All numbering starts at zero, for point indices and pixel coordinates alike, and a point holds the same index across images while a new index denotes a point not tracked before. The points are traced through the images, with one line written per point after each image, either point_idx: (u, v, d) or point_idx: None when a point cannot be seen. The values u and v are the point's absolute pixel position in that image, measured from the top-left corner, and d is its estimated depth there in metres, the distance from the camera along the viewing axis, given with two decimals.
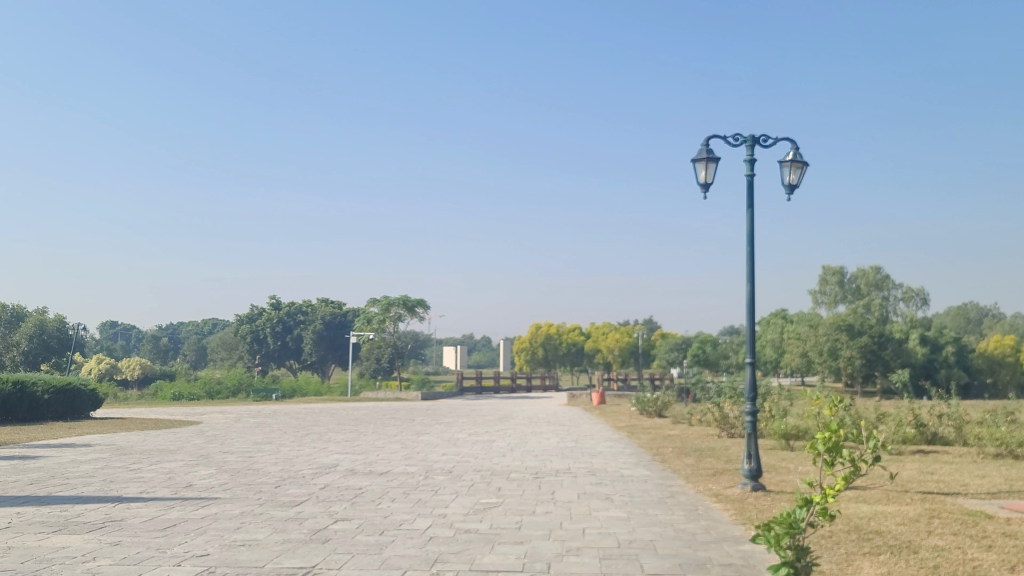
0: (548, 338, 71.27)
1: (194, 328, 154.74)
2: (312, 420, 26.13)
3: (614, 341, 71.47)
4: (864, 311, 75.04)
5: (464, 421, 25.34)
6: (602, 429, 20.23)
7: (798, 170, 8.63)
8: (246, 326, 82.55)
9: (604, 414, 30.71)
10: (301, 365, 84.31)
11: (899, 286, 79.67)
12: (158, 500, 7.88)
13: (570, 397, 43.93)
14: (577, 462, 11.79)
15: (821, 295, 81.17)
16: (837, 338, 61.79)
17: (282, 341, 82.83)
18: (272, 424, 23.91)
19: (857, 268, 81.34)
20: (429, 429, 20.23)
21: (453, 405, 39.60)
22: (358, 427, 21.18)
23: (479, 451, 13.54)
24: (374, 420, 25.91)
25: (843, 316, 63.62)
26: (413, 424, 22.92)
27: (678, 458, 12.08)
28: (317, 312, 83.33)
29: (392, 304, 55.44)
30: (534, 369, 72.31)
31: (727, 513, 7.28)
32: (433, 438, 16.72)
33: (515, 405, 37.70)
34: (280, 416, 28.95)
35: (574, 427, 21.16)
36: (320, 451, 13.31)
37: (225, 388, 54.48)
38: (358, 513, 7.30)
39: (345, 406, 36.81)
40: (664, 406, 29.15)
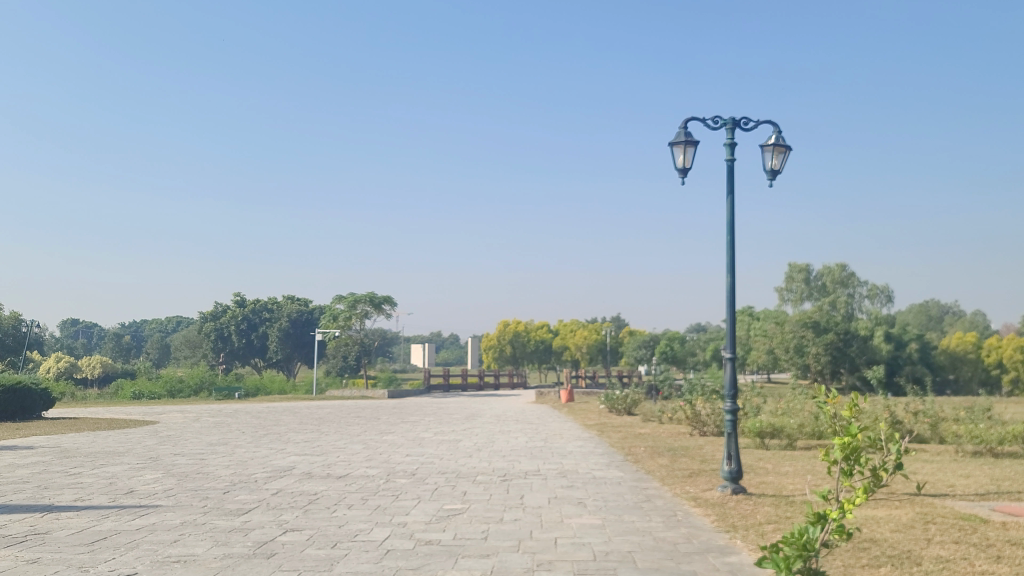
0: (516, 336, 70.76)
1: (156, 326, 152.27)
2: (274, 419, 25.37)
3: (583, 338, 71.26)
4: (830, 308, 75.46)
5: (430, 419, 24.75)
6: (571, 427, 19.74)
7: (780, 153, 8.19)
8: (210, 324, 81.25)
9: (572, 412, 30.27)
10: (266, 363, 83.09)
11: (864, 283, 80.19)
12: (92, 509, 7.23)
13: (538, 395, 43.43)
14: (547, 463, 11.27)
15: (787, 293, 81.49)
16: (803, 335, 62.03)
17: (247, 339, 81.63)
18: (231, 423, 23.14)
19: (823, 265, 81.78)
20: (394, 428, 19.62)
21: (420, 404, 38.95)
22: (320, 427, 20.51)
23: (444, 451, 13.00)
24: (337, 419, 25.19)
25: (810, 313, 63.85)
26: (378, 423, 22.29)
27: (651, 458, 11.62)
28: (283, 309, 82.22)
29: (359, 300, 54.66)
30: (502, 367, 71.80)
31: (708, 519, 6.80)
32: (397, 438, 16.12)
33: (483, 403, 37.18)
34: (242, 415, 28.14)
35: (543, 426, 20.64)
36: (276, 453, 12.67)
37: (186, 387, 53.32)
38: (310, 522, 6.72)
39: (309, 404, 36.03)
40: (633, 404, 28.78)
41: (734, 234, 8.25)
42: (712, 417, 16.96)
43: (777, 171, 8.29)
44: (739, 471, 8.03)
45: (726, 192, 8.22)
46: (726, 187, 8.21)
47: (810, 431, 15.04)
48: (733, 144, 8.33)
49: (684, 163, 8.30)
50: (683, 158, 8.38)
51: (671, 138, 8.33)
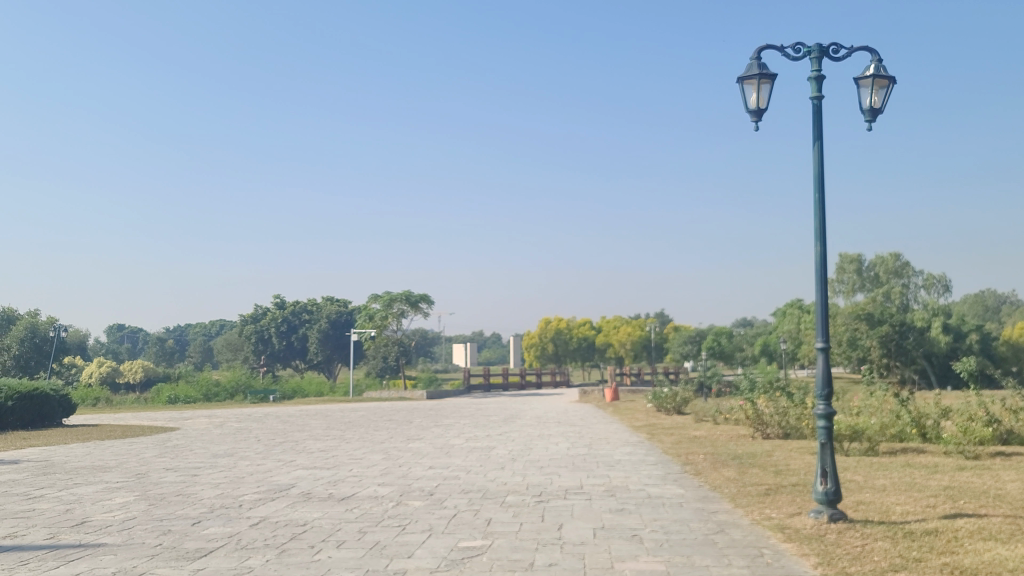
0: (558, 333, 69.06)
1: (200, 329, 153.08)
2: (302, 424, 23.98)
3: (626, 335, 69.50)
4: (883, 299, 72.64)
5: (466, 422, 23.16)
6: (619, 430, 18.00)
7: (882, 86, 6.35)
8: (251, 326, 80.59)
9: (618, 411, 28.51)
10: (307, 365, 82.40)
11: (919, 273, 77.14)
12: (13, 553, 5.70)
13: (581, 394, 41.66)
14: (591, 477, 9.56)
15: (838, 284, 78.81)
16: (857, 327, 59.72)
17: (287, 341, 80.88)
18: (254, 430, 21.71)
19: (875, 255, 78.81)
20: (427, 433, 18.05)
21: (458, 404, 37.44)
22: (345, 433, 19.00)
23: (474, 463, 11.35)
24: (368, 423, 23.70)
25: (863, 305, 61.43)
26: (410, 427, 20.77)
27: (717, 468, 9.89)
28: (323, 310, 81.47)
29: (395, 299, 53.35)
30: (544, 365, 70.17)
31: (810, 564, 5.06)
32: (427, 445, 14.53)
33: (524, 403, 35.60)
34: (272, 420, 26.84)
35: (588, 429, 18.92)
36: (282, 467, 11.10)
37: (222, 390, 52.50)
38: (280, 573, 5.09)
39: (343, 407, 34.62)
40: (683, 403, 26.96)
41: (823, 190, 6.50)
42: (777, 417, 15.15)
43: (879, 111, 6.48)
44: (839, 490, 6.30)
45: (812, 137, 6.50)
46: (812, 132, 6.48)
47: (892, 432, 13.18)
48: (818, 76, 6.57)
49: (759, 103, 6.62)
50: (756, 98, 6.69)
51: (741, 72, 6.67)
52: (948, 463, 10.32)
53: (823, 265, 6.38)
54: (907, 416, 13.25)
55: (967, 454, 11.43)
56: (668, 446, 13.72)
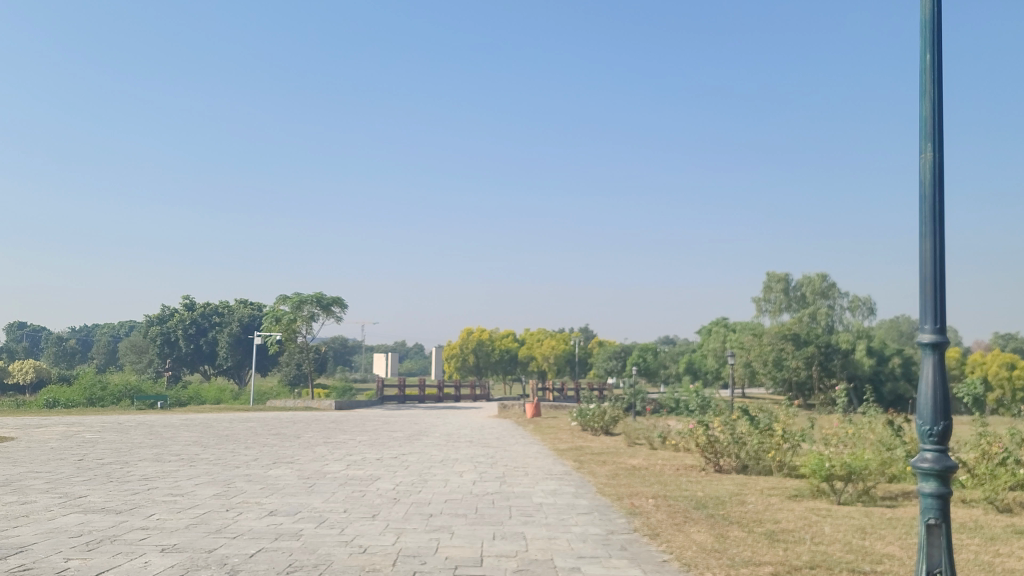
0: (480, 344, 65.87)
1: (108, 330, 145.26)
2: (167, 437, 20.24)
3: (550, 348, 66.89)
4: (810, 320, 71.61)
5: (364, 439, 19.79)
6: (541, 456, 14.91)
7: None
8: (156, 328, 75.12)
9: (539, 430, 25.52)
10: (215, 370, 77.35)
11: (845, 295, 76.30)
12: None
13: (500, 408, 38.57)
14: (499, 540, 6.42)
15: (765, 303, 77.79)
16: (783, 347, 58.15)
17: (194, 345, 75.62)
18: (102, 443, 17.90)
19: (803, 275, 77.79)
20: (306, 454, 14.65)
21: (365, 417, 33.94)
22: (207, 450, 15.47)
23: (338, 504, 8.14)
24: (246, 438, 20.08)
25: (789, 324, 60.04)
26: (293, 445, 17.33)
27: (680, 526, 6.87)
28: (234, 313, 76.62)
29: (305, 301, 49.38)
30: (464, 377, 66.99)
31: None
32: (291, 472, 11.17)
33: (438, 418, 32.38)
34: (137, 430, 22.95)
35: (501, 453, 15.79)
36: (54, 509, 7.59)
37: (108, 395, 47.84)
38: None
39: (233, 418, 30.71)
40: (612, 423, 24.11)
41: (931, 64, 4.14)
42: (734, 446, 12.28)
43: None
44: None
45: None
46: None
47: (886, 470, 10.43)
48: None
49: None
50: None
51: None
52: (992, 522, 7.47)
53: (934, 181, 4.01)
54: (902, 449, 10.42)
55: (997, 505, 8.68)
56: (604, 481, 10.75)
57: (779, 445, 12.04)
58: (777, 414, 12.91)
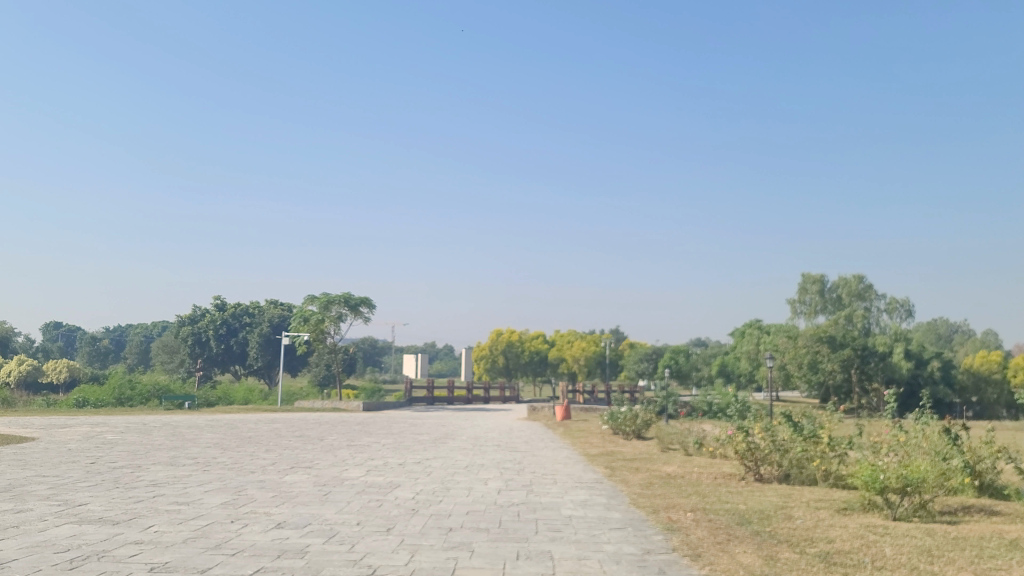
0: (510, 346, 65.28)
1: (142, 329, 146.48)
2: (189, 438, 19.86)
3: (580, 350, 66.26)
4: (846, 323, 70.25)
5: (388, 442, 19.27)
6: (570, 462, 14.29)
7: None
8: (187, 328, 75.40)
9: (569, 433, 24.90)
10: (246, 371, 77.50)
11: (882, 297, 74.78)
12: None
13: (530, 411, 37.95)
14: (522, 561, 5.82)
15: (800, 305, 76.54)
16: (818, 350, 57.01)
17: (225, 345, 75.71)
18: (123, 444, 17.55)
19: (839, 276, 76.38)
20: (326, 458, 14.16)
21: (393, 418, 33.48)
22: (225, 453, 15.02)
23: (351, 516, 7.58)
24: (269, 440, 19.66)
25: (824, 327, 58.93)
26: (315, 448, 16.85)
27: (723, 545, 6.22)
28: (265, 313, 76.78)
29: (333, 302, 49.10)
30: (494, 379, 66.47)
31: None
32: (307, 478, 10.66)
33: (467, 420, 31.85)
34: (160, 431, 22.65)
35: (529, 458, 15.20)
36: (45, 520, 7.10)
37: (137, 394, 47.91)
38: None
39: (259, 419, 30.36)
40: (645, 427, 23.44)
41: None
42: (775, 453, 11.58)
43: None
44: None
45: None
46: None
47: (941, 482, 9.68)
48: None
49: None
50: None
51: None
52: None
53: None
54: (960, 459, 9.68)
55: None
56: (637, 491, 10.11)
57: (824, 454, 11.32)
58: (823, 419, 12.18)
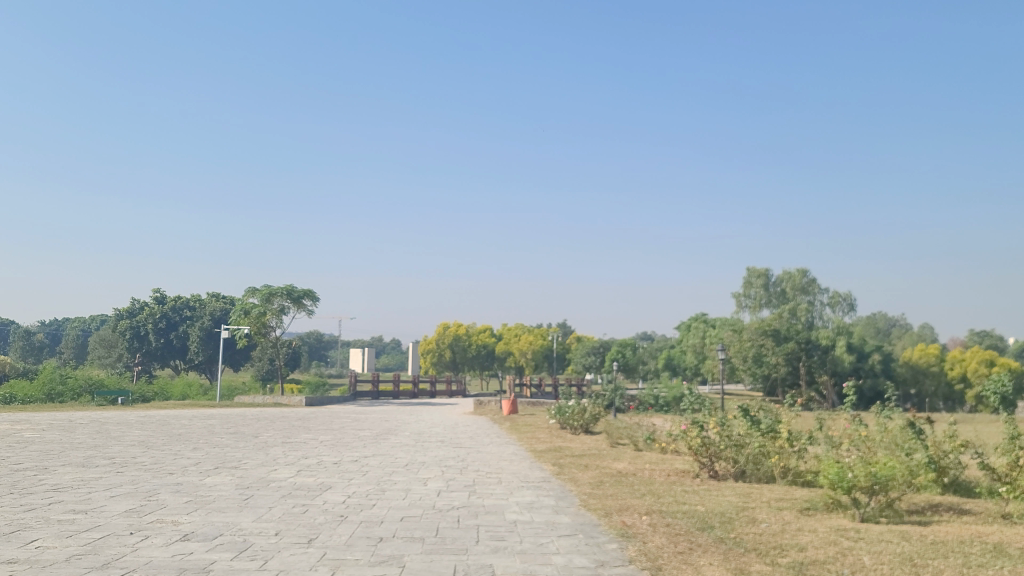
0: (456, 339, 64.36)
1: (79, 323, 142.24)
2: (113, 435, 18.70)
3: (527, 343, 65.69)
4: (790, 316, 70.69)
5: (327, 439, 18.36)
6: (516, 459, 13.57)
7: None
8: (125, 322, 73.09)
9: (515, 428, 24.21)
10: (186, 366, 75.38)
11: (825, 290, 75.45)
12: None
13: (476, 405, 37.18)
14: None
15: (745, 299, 76.95)
16: (763, 343, 57.18)
17: (165, 339, 73.58)
18: (40, 442, 16.40)
19: (783, 270, 76.89)
20: (256, 457, 13.23)
21: (336, 414, 32.46)
22: (149, 451, 14.02)
23: (270, 525, 6.77)
24: (198, 437, 18.59)
25: (769, 320, 59.18)
26: (246, 446, 15.86)
27: (685, 556, 5.56)
28: (206, 306, 74.77)
29: (275, 294, 47.69)
30: (440, 373, 65.53)
31: None
32: (230, 480, 9.78)
33: (412, 415, 30.98)
34: (83, 428, 21.40)
35: (473, 455, 14.45)
36: None
37: (68, 390, 46.02)
38: None
39: (194, 415, 29.11)
40: (593, 421, 22.84)
41: None
42: (732, 449, 11.03)
43: None
44: None
45: None
46: None
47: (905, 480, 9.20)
48: None
49: None
50: None
51: None
52: None
53: None
54: (926, 454, 9.21)
55: None
56: (587, 491, 9.43)
57: (782, 450, 10.82)
58: (780, 414, 11.65)
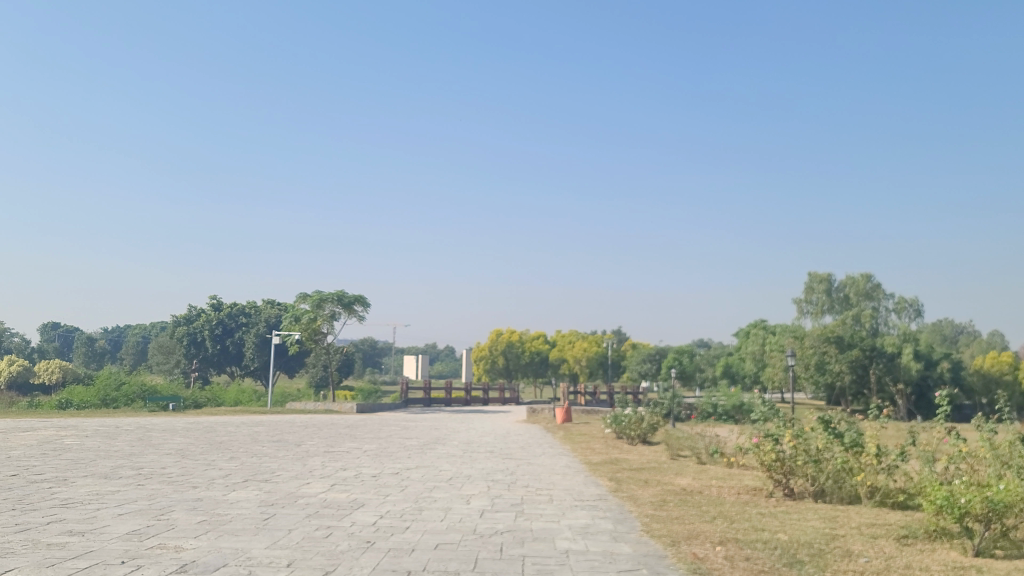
0: (510, 347, 63.61)
1: (140, 330, 144.75)
2: (152, 443, 18.11)
3: (582, 350, 64.64)
4: (853, 323, 68.46)
5: (371, 448, 17.52)
6: (568, 474, 12.53)
7: None
8: (182, 328, 73.61)
9: (569, 438, 23.18)
10: (242, 372, 75.67)
11: (891, 296, 73.01)
12: None
13: (530, 413, 36.19)
14: None
15: (806, 304, 74.87)
16: (826, 350, 55.32)
17: (221, 346, 73.92)
18: (75, 450, 15.87)
19: (846, 275, 74.67)
20: (292, 468, 12.43)
21: (385, 421, 31.72)
22: (182, 461, 13.31)
23: (284, 553, 5.87)
24: (239, 445, 17.89)
25: (831, 327, 57.30)
26: (285, 456, 15.08)
27: None
28: (261, 313, 75.00)
29: (326, 300, 47.30)
30: (493, 380, 64.75)
31: None
32: (254, 495, 8.94)
33: (463, 423, 30.12)
34: (126, 436, 20.89)
35: (523, 468, 13.45)
36: None
37: (122, 396, 46.16)
38: None
39: (243, 421, 28.61)
40: (651, 431, 21.71)
41: None
42: (811, 466, 9.97)
43: None
44: None
45: None
46: None
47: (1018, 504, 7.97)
48: None
49: None
50: None
51: None
52: None
53: None
54: None
55: None
56: (648, 512, 8.40)
57: (869, 466, 9.69)
58: (866, 425, 10.48)
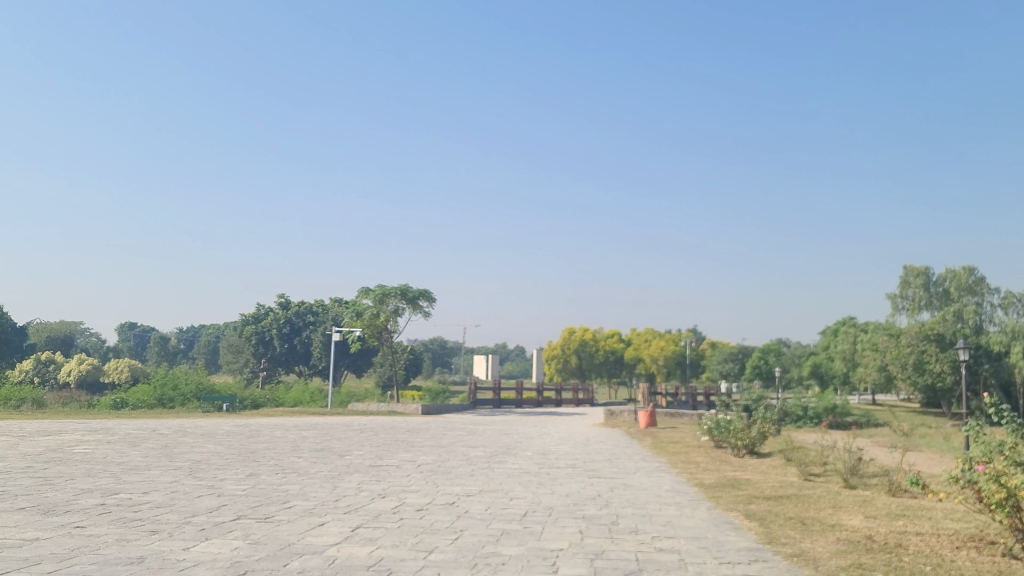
0: (583, 345, 60.04)
1: (213, 330, 145.11)
2: (169, 454, 15.26)
3: (658, 349, 61.01)
4: (955, 319, 63.01)
5: (427, 462, 14.34)
6: (681, 506, 9.17)
7: None
8: (251, 327, 72.09)
9: (660, 448, 19.68)
10: (310, 372, 73.68)
11: (996, 290, 67.19)
12: None
13: (609, 415, 32.68)
14: None
15: (902, 300, 69.71)
16: (924, 349, 50.25)
17: (289, 344, 72.02)
18: (69, 463, 13.07)
19: (946, 268, 69.10)
20: (315, 494, 9.35)
21: (449, 425, 28.68)
22: (180, 483, 10.32)
23: None
24: (269, 458, 14.90)
25: (930, 324, 52.18)
26: (317, 473, 12.02)
27: None
28: (329, 311, 72.90)
29: (389, 295, 44.53)
30: (565, 380, 61.33)
31: None
32: (226, 555, 5.79)
33: (537, 428, 26.88)
34: (151, 442, 18.15)
35: (618, 495, 10.12)
36: None
37: (179, 395, 44.15)
38: None
39: (292, 426, 25.80)
40: (760, 440, 18.07)
41: None
42: None
43: None
44: None
45: None
46: None
47: None
48: None
49: None
50: None
51: None
52: None
53: None
54: None
55: None
56: None
57: None
58: None
